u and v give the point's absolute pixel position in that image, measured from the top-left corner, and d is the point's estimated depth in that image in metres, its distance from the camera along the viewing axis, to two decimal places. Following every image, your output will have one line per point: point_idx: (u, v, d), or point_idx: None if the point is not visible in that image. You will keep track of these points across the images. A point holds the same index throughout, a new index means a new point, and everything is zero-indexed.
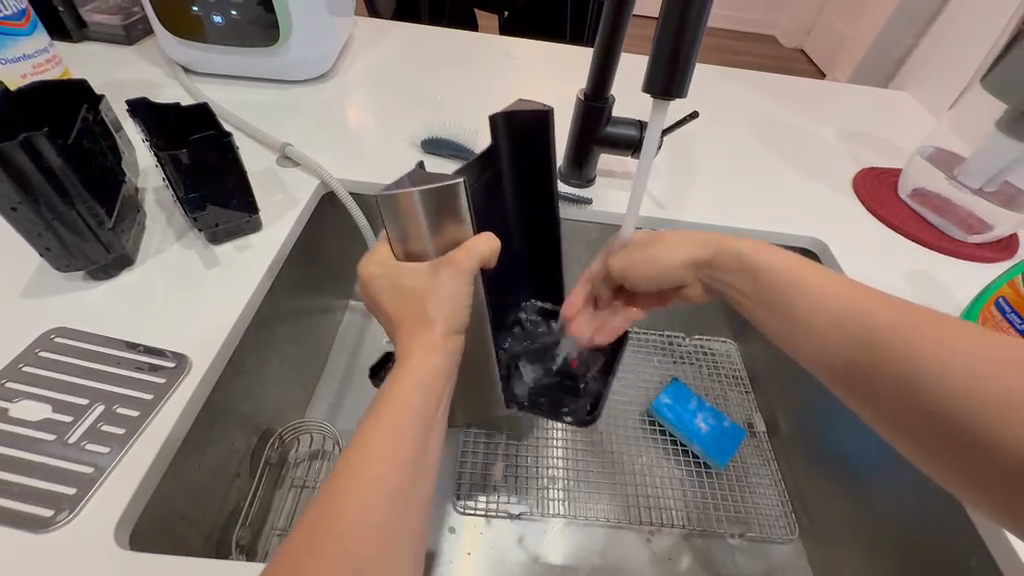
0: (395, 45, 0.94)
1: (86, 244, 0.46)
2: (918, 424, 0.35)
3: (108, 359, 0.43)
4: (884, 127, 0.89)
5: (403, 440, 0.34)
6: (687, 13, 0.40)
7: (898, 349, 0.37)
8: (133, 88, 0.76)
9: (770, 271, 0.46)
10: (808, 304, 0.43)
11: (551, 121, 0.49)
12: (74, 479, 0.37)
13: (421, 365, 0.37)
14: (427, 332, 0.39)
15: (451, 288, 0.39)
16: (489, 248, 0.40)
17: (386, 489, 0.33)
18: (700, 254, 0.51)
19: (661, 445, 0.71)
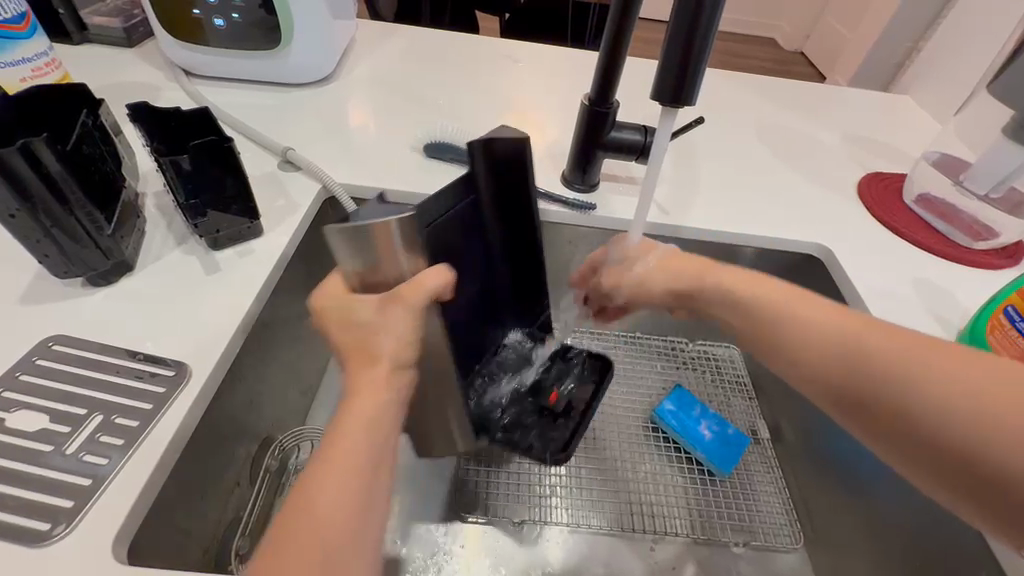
0: (397, 47, 0.94)
1: (84, 250, 0.45)
2: (930, 457, 0.35)
3: (106, 368, 0.43)
4: (889, 133, 0.89)
5: (355, 465, 0.35)
6: (698, 17, 0.39)
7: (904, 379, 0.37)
8: (133, 91, 0.76)
9: (754, 303, 0.45)
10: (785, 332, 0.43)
11: (529, 151, 0.47)
12: (72, 492, 0.36)
13: (371, 389, 0.37)
14: (372, 368, 0.38)
15: (396, 324, 0.37)
16: (441, 284, 0.39)
17: (349, 508, 0.34)
18: (686, 285, 0.50)
19: (662, 450, 0.70)
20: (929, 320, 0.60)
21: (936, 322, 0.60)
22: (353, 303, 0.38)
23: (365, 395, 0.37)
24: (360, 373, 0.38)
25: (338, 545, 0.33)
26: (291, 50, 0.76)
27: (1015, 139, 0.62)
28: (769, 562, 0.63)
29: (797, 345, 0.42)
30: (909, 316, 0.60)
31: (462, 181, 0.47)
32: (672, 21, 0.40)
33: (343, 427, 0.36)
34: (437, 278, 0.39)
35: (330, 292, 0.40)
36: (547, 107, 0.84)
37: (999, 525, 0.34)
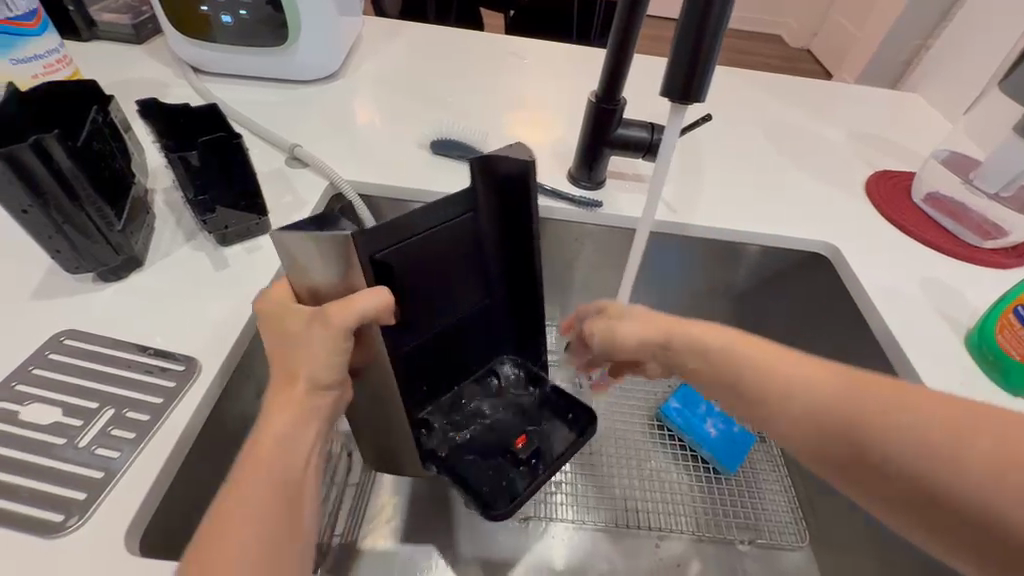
0: (403, 44, 0.94)
1: (95, 245, 0.46)
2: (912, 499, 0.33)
3: (118, 362, 0.43)
4: (898, 130, 0.88)
5: (278, 470, 0.36)
6: (707, 15, 0.39)
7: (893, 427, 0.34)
8: (142, 88, 0.76)
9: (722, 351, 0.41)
10: (761, 374, 0.40)
11: (532, 171, 0.46)
12: (84, 484, 0.37)
13: (295, 395, 0.38)
14: (291, 387, 0.39)
15: (317, 346, 0.38)
16: (371, 305, 0.39)
17: (273, 509, 0.35)
18: (655, 338, 0.45)
19: (670, 450, 0.70)
20: (937, 320, 0.60)
21: (945, 322, 0.60)
22: (286, 310, 0.39)
23: (284, 403, 0.38)
24: (288, 380, 0.39)
25: (260, 550, 0.33)
26: (298, 47, 0.76)
27: None
28: (775, 560, 0.63)
29: (780, 395, 0.39)
30: (917, 316, 0.60)
31: (465, 192, 0.46)
32: (681, 18, 0.40)
33: (266, 436, 0.37)
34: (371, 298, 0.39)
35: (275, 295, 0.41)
36: (554, 104, 0.84)
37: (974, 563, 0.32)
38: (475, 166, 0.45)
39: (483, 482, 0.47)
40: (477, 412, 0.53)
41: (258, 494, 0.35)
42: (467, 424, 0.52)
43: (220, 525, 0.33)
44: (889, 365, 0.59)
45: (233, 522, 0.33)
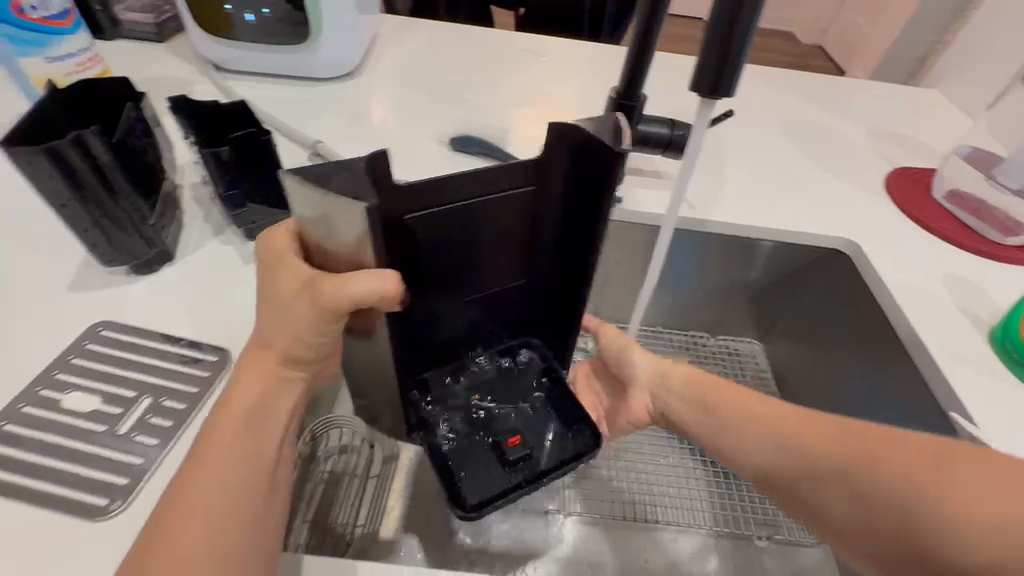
0: (420, 42, 0.95)
1: (128, 239, 0.47)
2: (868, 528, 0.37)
3: (153, 353, 0.44)
4: (918, 127, 0.87)
5: (244, 436, 0.37)
6: (738, 10, 0.39)
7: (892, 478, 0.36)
8: (166, 86, 0.77)
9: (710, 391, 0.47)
10: (741, 425, 0.44)
11: (616, 167, 0.40)
12: (125, 470, 0.38)
13: (263, 360, 0.39)
14: (265, 355, 0.39)
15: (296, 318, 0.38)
16: (366, 289, 0.36)
17: (242, 472, 0.36)
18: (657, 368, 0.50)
19: (694, 455, 0.71)
20: (960, 317, 0.59)
21: (968, 319, 0.59)
22: (285, 266, 0.38)
23: (251, 371, 0.39)
24: (257, 346, 0.40)
25: (226, 512, 0.35)
26: (318, 45, 0.77)
27: None
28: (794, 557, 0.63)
29: (756, 437, 0.43)
30: (939, 312, 0.60)
31: (530, 168, 0.43)
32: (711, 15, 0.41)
33: (234, 404, 0.38)
34: (367, 287, 0.36)
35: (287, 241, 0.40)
36: (570, 101, 0.84)
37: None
38: (550, 138, 0.42)
39: (458, 463, 0.46)
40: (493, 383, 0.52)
41: (226, 459, 0.36)
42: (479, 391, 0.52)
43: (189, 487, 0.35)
44: (912, 362, 0.59)
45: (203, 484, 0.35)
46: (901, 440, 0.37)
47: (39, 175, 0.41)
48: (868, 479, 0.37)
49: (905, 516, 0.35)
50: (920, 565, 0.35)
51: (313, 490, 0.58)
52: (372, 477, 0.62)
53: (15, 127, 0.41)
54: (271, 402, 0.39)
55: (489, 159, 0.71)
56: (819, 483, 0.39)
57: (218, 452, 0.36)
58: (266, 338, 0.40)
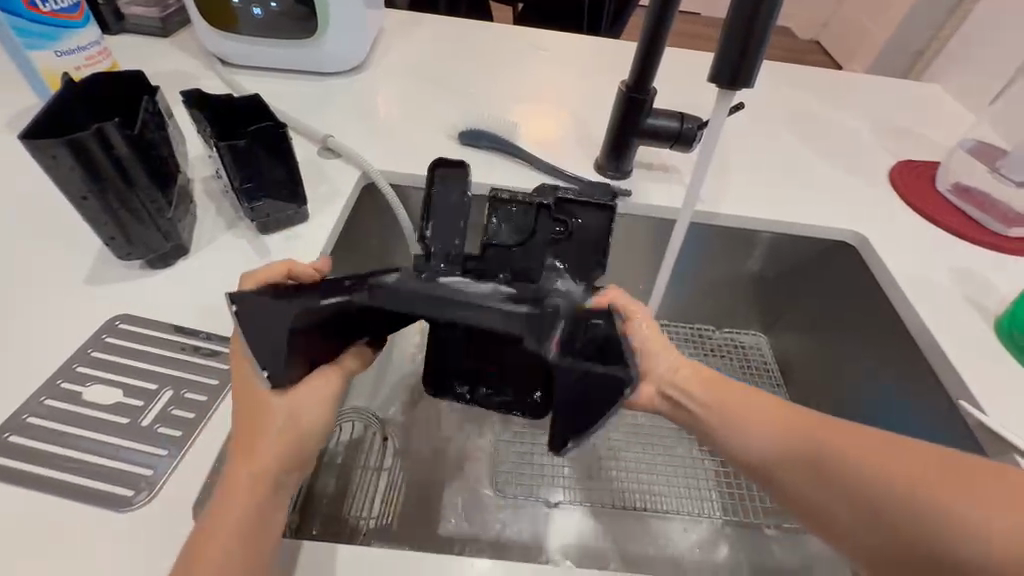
0: (426, 36, 0.94)
1: (146, 231, 0.47)
2: (882, 539, 0.36)
3: (172, 346, 0.44)
4: (920, 121, 0.88)
5: (250, 519, 0.34)
6: (760, 2, 0.40)
7: (912, 490, 0.35)
8: (173, 81, 0.77)
9: (728, 392, 0.43)
10: (753, 426, 0.41)
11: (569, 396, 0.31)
12: (150, 462, 0.38)
13: (279, 436, 0.36)
14: (267, 422, 0.36)
15: (312, 402, 0.37)
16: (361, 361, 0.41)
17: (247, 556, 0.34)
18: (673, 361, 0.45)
19: (693, 450, 0.70)
20: (966, 307, 0.60)
21: (973, 309, 0.60)
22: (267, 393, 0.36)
23: (271, 443, 0.35)
24: (270, 420, 0.36)
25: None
26: (326, 39, 0.77)
27: None
28: (803, 545, 0.64)
29: (770, 436, 0.40)
30: (945, 302, 0.61)
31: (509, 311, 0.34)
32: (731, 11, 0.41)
33: (243, 467, 0.35)
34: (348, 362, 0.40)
35: (264, 292, 0.34)
36: (577, 96, 0.85)
37: None
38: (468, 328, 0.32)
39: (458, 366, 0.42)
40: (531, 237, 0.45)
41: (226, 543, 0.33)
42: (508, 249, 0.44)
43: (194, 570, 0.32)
44: (919, 352, 0.59)
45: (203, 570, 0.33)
46: (906, 452, 0.36)
47: (60, 167, 0.41)
48: (894, 495, 0.35)
49: (928, 528, 0.34)
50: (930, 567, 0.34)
51: (325, 484, 0.59)
52: (385, 471, 0.63)
53: (33, 120, 0.42)
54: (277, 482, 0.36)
55: (499, 154, 0.71)
56: (838, 493, 0.37)
57: (211, 549, 0.33)
58: (273, 415, 0.36)
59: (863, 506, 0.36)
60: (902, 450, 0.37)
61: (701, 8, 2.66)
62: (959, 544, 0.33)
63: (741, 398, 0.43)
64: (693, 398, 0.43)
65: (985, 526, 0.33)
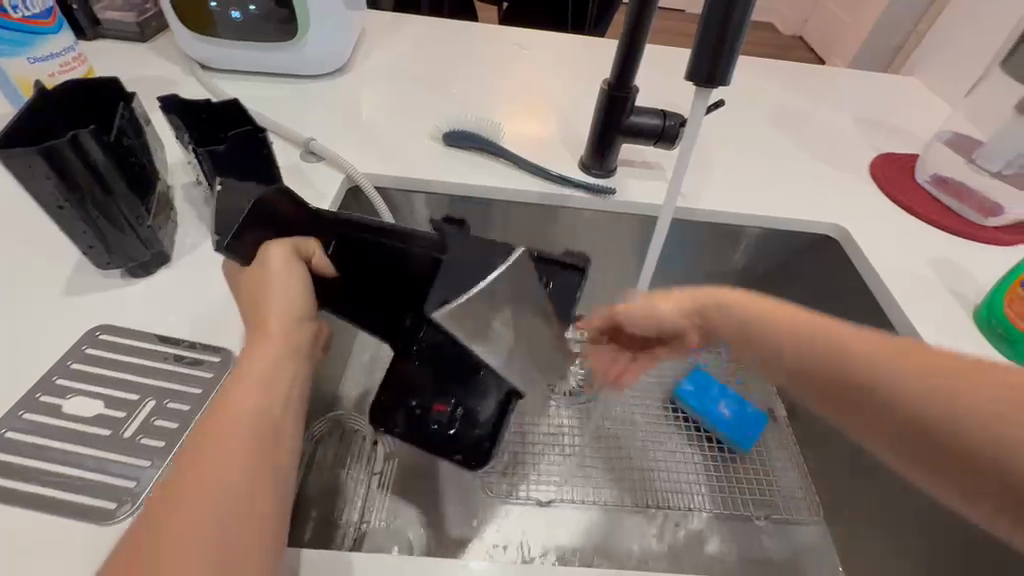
0: (408, 37, 0.94)
1: (126, 240, 0.46)
2: (910, 439, 0.35)
3: (154, 355, 0.44)
4: (900, 115, 0.89)
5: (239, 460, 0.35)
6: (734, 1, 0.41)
7: (917, 383, 0.35)
8: (152, 86, 0.76)
9: (754, 314, 0.43)
10: (781, 339, 0.41)
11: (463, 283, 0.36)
12: (133, 473, 0.38)
13: (256, 376, 0.38)
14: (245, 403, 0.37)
15: (280, 282, 0.41)
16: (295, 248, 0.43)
17: (241, 496, 0.34)
18: (693, 309, 0.48)
19: (679, 428, 0.72)
20: (945, 295, 0.61)
21: (953, 298, 0.61)
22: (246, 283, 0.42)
23: (253, 385, 0.38)
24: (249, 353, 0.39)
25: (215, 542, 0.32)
26: (306, 41, 0.76)
27: None
28: (789, 534, 0.66)
29: (792, 347, 0.41)
30: (925, 292, 0.62)
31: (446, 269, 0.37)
32: (706, 10, 0.42)
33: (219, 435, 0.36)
34: (283, 243, 0.42)
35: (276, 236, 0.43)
36: (561, 95, 0.85)
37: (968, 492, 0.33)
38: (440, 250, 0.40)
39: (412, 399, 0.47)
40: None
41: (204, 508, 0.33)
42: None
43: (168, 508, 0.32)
44: None
45: (197, 493, 0.33)
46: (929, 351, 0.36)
47: (35, 177, 0.40)
48: (919, 398, 0.34)
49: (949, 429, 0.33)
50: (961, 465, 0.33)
51: (315, 487, 0.57)
52: (377, 474, 0.62)
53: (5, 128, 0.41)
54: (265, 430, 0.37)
55: (485, 155, 0.71)
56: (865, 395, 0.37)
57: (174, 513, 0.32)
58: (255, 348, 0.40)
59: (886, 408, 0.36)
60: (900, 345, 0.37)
61: (685, 6, 2.68)
62: (984, 437, 0.32)
63: (763, 317, 0.43)
64: (715, 332, 0.47)
65: (986, 410, 0.32)
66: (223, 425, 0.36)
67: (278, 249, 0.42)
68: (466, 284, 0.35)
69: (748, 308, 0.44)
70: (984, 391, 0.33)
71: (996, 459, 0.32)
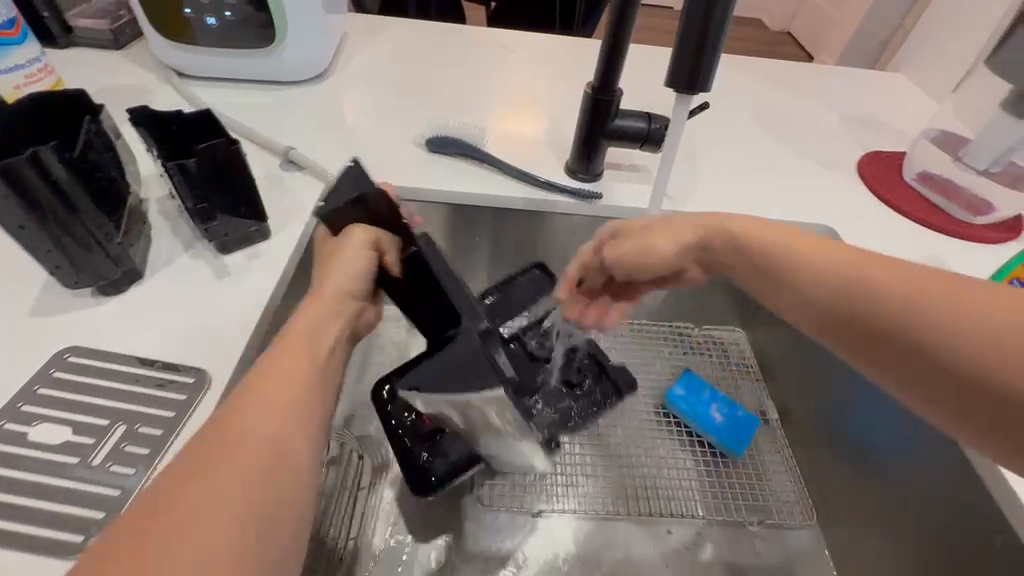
0: (391, 40, 0.93)
1: (94, 259, 0.45)
2: (917, 369, 0.36)
3: (126, 377, 0.43)
4: (887, 112, 0.89)
5: (266, 457, 0.33)
6: (713, 4, 0.41)
7: (928, 310, 0.36)
8: (126, 95, 0.74)
9: (768, 246, 0.44)
10: (802, 269, 0.42)
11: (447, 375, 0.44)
12: (101, 503, 0.36)
13: (288, 367, 0.37)
14: (268, 395, 0.36)
15: (350, 258, 0.45)
16: (372, 237, 0.46)
17: (264, 492, 0.32)
18: (694, 240, 0.48)
19: (675, 434, 0.71)
20: None
21: None
22: (326, 252, 0.47)
23: (279, 380, 0.37)
24: (295, 325, 0.40)
25: (231, 539, 0.30)
26: (284, 47, 0.75)
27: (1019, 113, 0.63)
28: (783, 538, 0.65)
29: (808, 275, 0.42)
30: None
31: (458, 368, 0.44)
32: (686, 11, 0.42)
33: (234, 425, 0.34)
34: (367, 231, 0.46)
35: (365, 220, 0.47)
36: (547, 97, 0.84)
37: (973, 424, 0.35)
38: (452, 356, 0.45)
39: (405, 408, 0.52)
40: (563, 359, 0.58)
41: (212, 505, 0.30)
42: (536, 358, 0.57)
43: (176, 498, 0.30)
44: None
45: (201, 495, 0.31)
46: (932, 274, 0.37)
47: None
48: (931, 328, 0.36)
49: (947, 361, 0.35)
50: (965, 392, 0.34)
51: None
52: (363, 489, 0.61)
53: None
54: (294, 427, 0.35)
55: (471, 162, 0.70)
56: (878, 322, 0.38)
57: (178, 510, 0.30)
58: (295, 329, 0.40)
59: (893, 337, 0.37)
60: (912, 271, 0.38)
61: (674, 3, 2.68)
62: (983, 357, 0.34)
63: (777, 248, 0.44)
64: (721, 262, 0.48)
65: (990, 331, 0.34)
66: (247, 415, 0.34)
67: (362, 233, 0.46)
68: (445, 389, 0.42)
69: (759, 240, 0.45)
70: (995, 311, 0.34)
71: (999, 384, 0.33)
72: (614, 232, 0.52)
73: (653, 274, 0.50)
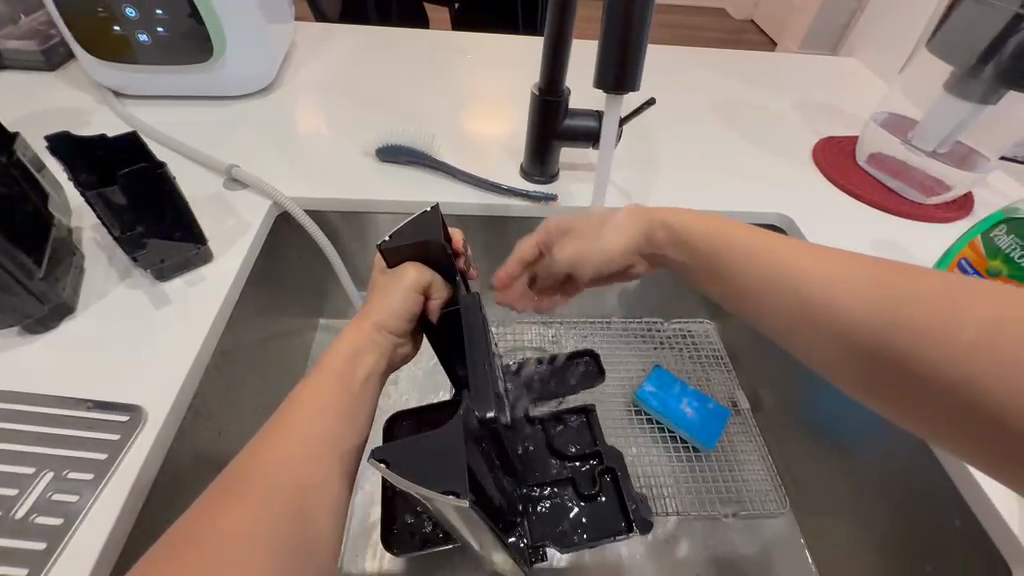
0: (343, 47, 0.90)
1: (14, 297, 0.43)
2: (892, 379, 0.37)
3: (51, 421, 0.40)
4: (840, 96, 0.90)
5: (287, 490, 0.34)
6: (631, 4, 0.42)
7: (897, 323, 0.36)
8: (59, 118, 0.71)
9: (742, 256, 0.46)
10: (802, 275, 0.42)
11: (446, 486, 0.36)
12: (26, 558, 0.35)
13: (321, 390, 0.39)
14: (285, 426, 0.37)
15: (394, 291, 0.45)
16: (424, 278, 0.46)
17: (284, 521, 0.33)
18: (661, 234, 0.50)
19: (647, 431, 0.70)
20: None
21: None
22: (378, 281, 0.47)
23: (312, 412, 0.38)
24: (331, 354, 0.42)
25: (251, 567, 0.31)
26: (223, 61, 0.72)
27: (960, 93, 0.63)
28: (758, 527, 0.66)
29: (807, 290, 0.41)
30: None
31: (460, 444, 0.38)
32: (607, 14, 0.43)
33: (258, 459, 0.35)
34: (421, 274, 0.46)
35: (413, 257, 0.46)
36: (501, 98, 0.83)
37: (964, 438, 0.34)
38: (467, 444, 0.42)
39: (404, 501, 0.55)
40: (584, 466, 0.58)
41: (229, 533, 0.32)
42: (566, 459, 0.58)
43: (198, 534, 0.32)
44: None
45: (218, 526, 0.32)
46: (943, 281, 0.36)
47: None
48: (927, 344, 0.35)
49: (934, 381, 0.35)
50: (949, 403, 0.34)
51: None
52: None
53: None
54: (321, 454, 0.37)
55: (423, 169, 0.69)
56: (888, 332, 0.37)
57: (197, 541, 0.31)
58: (331, 359, 0.42)
59: (879, 350, 0.37)
60: (888, 270, 0.39)
61: None
62: (957, 372, 0.34)
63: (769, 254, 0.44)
64: (668, 255, 0.52)
65: (963, 342, 0.34)
66: (270, 448, 0.36)
67: (416, 274, 0.46)
68: (421, 475, 0.34)
69: (743, 247, 0.46)
70: (970, 325, 0.34)
71: (989, 398, 0.32)
72: (555, 231, 0.55)
73: (602, 269, 0.55)
